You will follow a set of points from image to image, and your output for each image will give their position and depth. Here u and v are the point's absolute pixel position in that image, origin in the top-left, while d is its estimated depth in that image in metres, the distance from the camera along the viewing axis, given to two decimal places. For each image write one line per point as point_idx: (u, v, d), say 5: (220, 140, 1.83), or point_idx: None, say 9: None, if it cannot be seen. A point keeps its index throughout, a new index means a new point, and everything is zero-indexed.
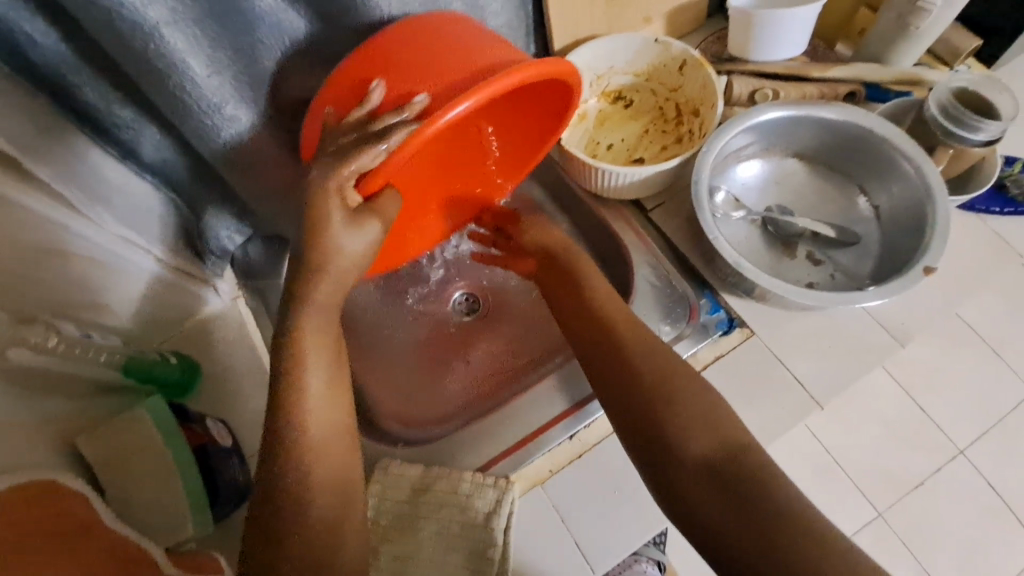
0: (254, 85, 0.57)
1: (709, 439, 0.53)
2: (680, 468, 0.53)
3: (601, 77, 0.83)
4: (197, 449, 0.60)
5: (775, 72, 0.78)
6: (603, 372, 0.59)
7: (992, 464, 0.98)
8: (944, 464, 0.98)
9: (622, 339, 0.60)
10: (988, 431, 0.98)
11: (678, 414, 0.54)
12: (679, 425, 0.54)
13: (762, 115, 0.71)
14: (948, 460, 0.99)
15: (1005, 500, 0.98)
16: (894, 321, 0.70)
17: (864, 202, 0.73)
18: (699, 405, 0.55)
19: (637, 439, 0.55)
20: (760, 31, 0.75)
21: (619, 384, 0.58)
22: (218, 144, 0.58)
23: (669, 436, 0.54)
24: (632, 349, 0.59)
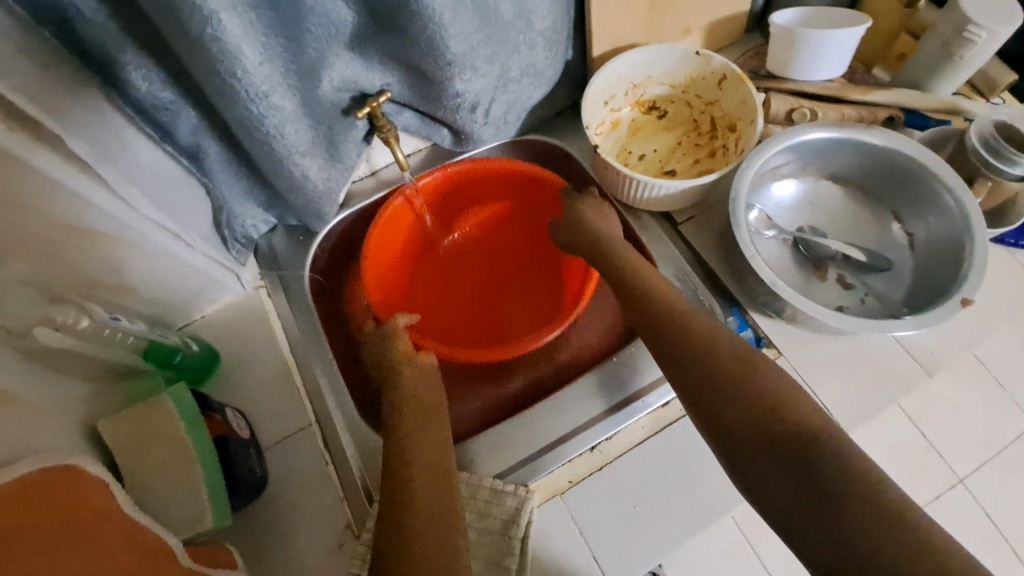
0: (299, 73, 0.57)
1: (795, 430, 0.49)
2: (755, 458, 0.49)
3: (638, 86, 0.82)
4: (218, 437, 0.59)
5: (815, 92, 0.77)
6: (679, 360, 0.56)
7: (990, 495, 0.97)
8: (942, 492, 0.98)
9: (697, 337, 0.56)
10: (986, 462, 0.96)
11: (750, 405, 0.51)
12: (761, 416, 0.50)
13: (804, 135, 0.70)
14: (946, 489, 0.98)
15: (1002, 530, 0.97)
16: (922, 350, 0.69)
17: (897, 229, 0.73)
18: (785, 396, 0.51)
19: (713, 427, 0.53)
20: (802, 51, 0.75)
21: (681, 373, 0.56)
22: (259, 131, 0.57)
23: (738, 422, 0.51)
24: (710, 347, 0.55)
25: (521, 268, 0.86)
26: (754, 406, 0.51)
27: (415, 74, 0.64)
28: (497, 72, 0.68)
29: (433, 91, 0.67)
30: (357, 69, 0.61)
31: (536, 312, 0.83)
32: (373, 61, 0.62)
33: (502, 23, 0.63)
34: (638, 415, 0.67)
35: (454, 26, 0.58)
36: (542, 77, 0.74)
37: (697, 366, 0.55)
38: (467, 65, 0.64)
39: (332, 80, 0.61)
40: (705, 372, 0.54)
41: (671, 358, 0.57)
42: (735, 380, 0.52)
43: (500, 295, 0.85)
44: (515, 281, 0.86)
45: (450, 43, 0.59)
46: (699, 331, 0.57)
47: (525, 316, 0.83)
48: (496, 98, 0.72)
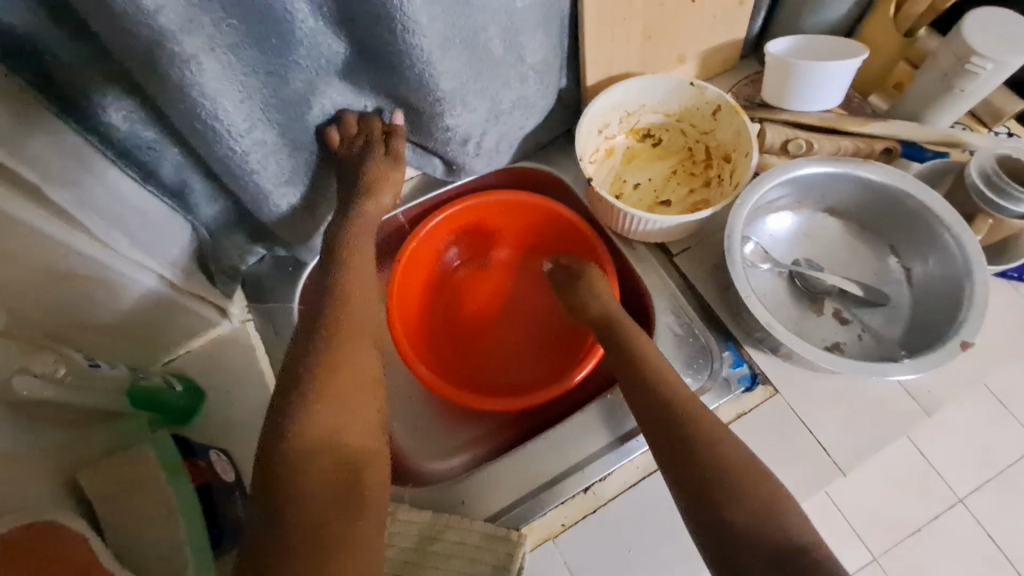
0: (285, 108, 0.56)
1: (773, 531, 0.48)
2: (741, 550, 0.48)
3: (632, 114, 0.81)
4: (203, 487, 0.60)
5: (811, 123, 0.76)
6: (665, 438, 0.56)
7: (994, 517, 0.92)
8: (942, 512, 0.94)
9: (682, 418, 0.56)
10: (989, 480, 0.91)
11: (734, 493, 0.51)
12: (744, 512, 0.50)
13: (799, 170, 0.70)
14: (947, 509, 0.94)
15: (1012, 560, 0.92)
16: (921, 388, 0.68)
17: (895, 263, 0.72)
18: (765, 495, 0.50)
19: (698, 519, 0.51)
20: (798, 81, 0.74)
21: (671, 446, 0.55)
22: (240, 168, 0.57)
23: (721, 504, 0.50)
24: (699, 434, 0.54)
25: (542, 291, 0.87)
26: (739, 489, 0.51)
27: (402, 105, 0.63)
28: (489, 106, 0.67)
29: (424, 124, 0.66)
30: (348, 97, 0.61)
31: (552, 338, 0.85)
32: (364, 90, 0.61)
33: (492, 59, 0.62)
34: (632, 455, 0.66)
35: (443, 65, 0.58)
36: (535, 108, 0.73)
37: (684, 442, 0.54)
38: (457, 100, 0.63)
39: (301, 106, 0.58)
40: (692, 449, 0.54)
41: (660, 426, 0.56)
42: (725, 462, 0.52)
43: (518, 318, 0.86)
44: (529, 306, 0.87)
45: (439, 81, 0.59)
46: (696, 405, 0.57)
47: (542, 342, 0.85)
48: (488, 131, 0.71)
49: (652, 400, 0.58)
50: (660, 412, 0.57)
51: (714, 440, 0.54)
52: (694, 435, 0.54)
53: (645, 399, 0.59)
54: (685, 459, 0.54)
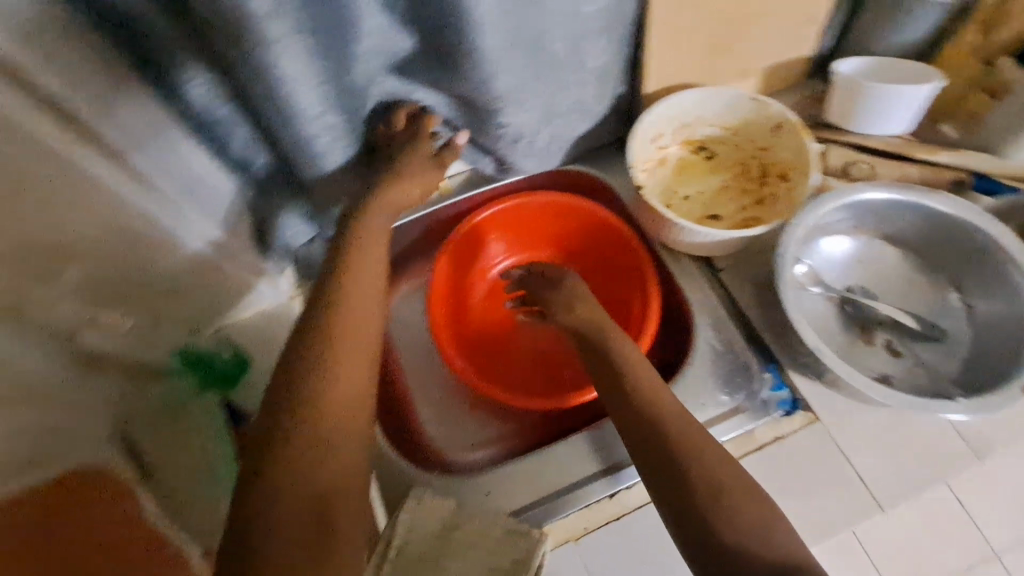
0: (349, 96, 0.58)
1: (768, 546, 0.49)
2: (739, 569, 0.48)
3: (689, 125, 0.81)
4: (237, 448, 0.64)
5: (879, 147, 0.75)
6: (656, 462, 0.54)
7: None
8: (979, 562, 0.89)
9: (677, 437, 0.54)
10: None
11: (728, 514, 0.50)
12: (738, 531, 0.49)
13: (862, 195, 0.68)
14: (984, 559, 0.89)
15: None
16: (974, 430, 0.65)
17: (955, 299, 0.69)
18: (757, 511, 0.50)
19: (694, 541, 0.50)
20: (864, 102, 0.72)
21: (660, 472, 0.53)
22: (305, 149, 0.58)
23: (714, 526, 0.50)
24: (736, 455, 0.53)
25: None
26: (733, 517, 0.50)
27: (462, 101, 0.65)
28: (545, 108, 0.68)
29: (477, 120, 0.67)
30: (405, 91, 0.63)
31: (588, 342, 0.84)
32: (422, 86, 0.63)
33: (556, 61, 0.63)
34: None
35: (503, 66, 0.59)
36: (591, 112, 0.74)
37: (677, 472, 0.52)
38: (515, 98, 0.64)
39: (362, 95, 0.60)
40: (683, 471, 0.52)
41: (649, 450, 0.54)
42: (719, 480, 0.51)
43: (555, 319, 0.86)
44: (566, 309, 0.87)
45: (495, 81, 0.61)
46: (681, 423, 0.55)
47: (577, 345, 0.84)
48: (541, 131, 0.72)
49: (636, 430, 0.56)
50: (645, 441, 0.55)
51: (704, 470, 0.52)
52: (686, 465, 0.52)
53: (631, 430, 0.56)
54: (675, 489, 0.52)
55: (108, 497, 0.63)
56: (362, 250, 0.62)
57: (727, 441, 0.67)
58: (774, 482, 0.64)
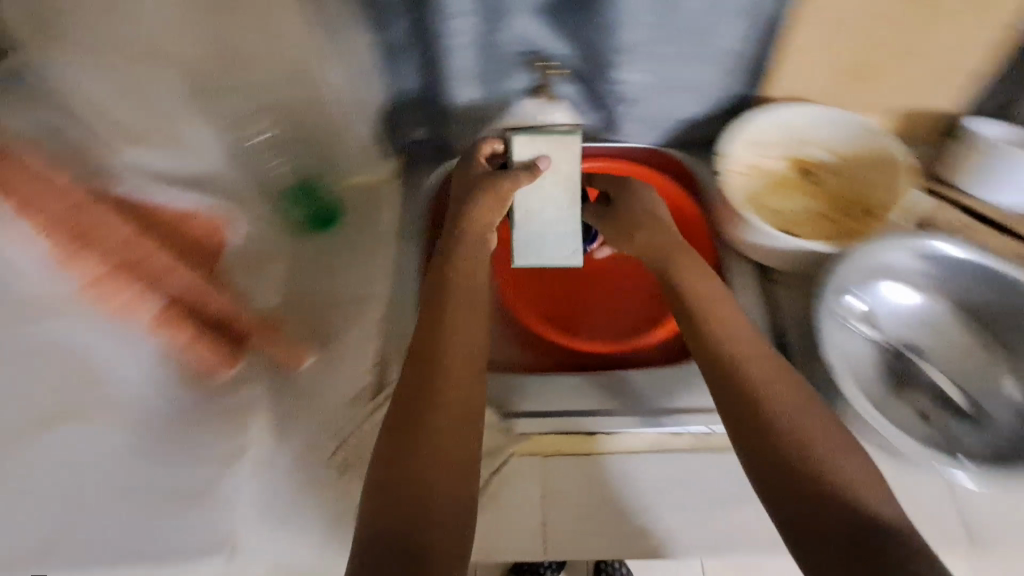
0: (486, 12, 0.66)
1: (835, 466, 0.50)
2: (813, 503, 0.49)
3: (802, 142, 0.80)
4: (517, 265, 0.78)
5: (982, 212, 0.73)
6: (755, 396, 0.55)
7: None
8: None
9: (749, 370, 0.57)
10: None
11: (804, 452, 0.51)
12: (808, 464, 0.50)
13: (939, 246, 0.67)
14: None
15: None
16: (989, 520, 0.60)
17: (1011, 385, 0.65)
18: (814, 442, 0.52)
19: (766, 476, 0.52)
20: (990, 167, 0.70)
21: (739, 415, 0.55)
22: (440, 46, 0.69)
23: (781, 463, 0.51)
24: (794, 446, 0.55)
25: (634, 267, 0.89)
26: (801, 488, 0.50)
27: (589, 56, 0.71)
28: (661, 75, 0.73)
29: (598, 71, 0.73)
30: (539, 34, 0.69)
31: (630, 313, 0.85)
32: (557, 32, 0.68)
33: (683, 30, 0.67)
34: (647, 429, 0.70)
35: (631, 17, 0.66)
36: (706, 97, 0.77)
37: (766, 433, 0.53)
38: (635, 60, 0.71)
39: (497, 18, 0.66)
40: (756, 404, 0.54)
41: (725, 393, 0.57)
42: (780, 415, 0.53)
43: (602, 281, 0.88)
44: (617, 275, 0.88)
45: (622, 32, 0.67)
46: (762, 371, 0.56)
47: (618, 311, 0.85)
48: (656, 99, 0.77)
49: (732, 377, 0.57)
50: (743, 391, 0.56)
51: (802, 443, 0.52)
52: (776, 425, 0.53)
53: (722, 365, 0.58)
54: (781, 465, 0.51)
55: (178, 217, 0.68)
56: (467, 240, 0.69)
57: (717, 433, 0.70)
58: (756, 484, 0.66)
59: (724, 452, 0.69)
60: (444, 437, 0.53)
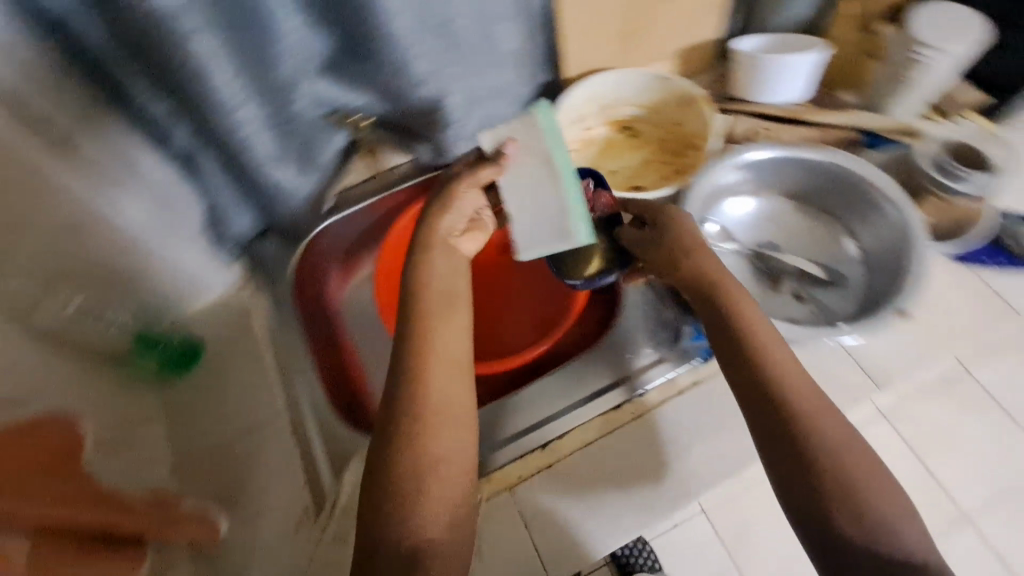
0: (267, 92, 0.62)
1: (832, 430, 0.52)
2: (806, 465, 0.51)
3: (611, 106, 0.86)
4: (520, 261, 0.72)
5: (775, 113, 0.82)
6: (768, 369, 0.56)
7: None
8: None
9: (756, 339, 0.58)
10: None
11: (810, 422, 0.53)
12: (809, 432, 0.52)
13: (750, 153, 0.76)
14: None
15: None
16: (875, 362, 0.69)
17: (850, 244, 0.76)
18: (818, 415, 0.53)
19: (769, 442, 0.54)
20: (761, 75, 0.80)
21: (749, 389, 0.56)
22: (237, 142, 0.63)
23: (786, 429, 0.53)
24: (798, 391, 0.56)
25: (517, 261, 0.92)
26: (815, 505, 0.50)
27: (388, 97, 0.71)
28: (466, 91, 0.73)
29: (405, 106, 0.72)
30: (332, 91, 0.69)
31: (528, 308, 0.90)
32: (347, 84, 0.69)
33: (466, 44, 0.67)
34: (589, 413, 0.72)
35: (416, 48, 0.64)
36: (514, 97, 0.79)
37: (766, 413, 0.54)
38: (436, 85, 0.69)
39: (280, 93, 0.64)
40: (767, 377, 0.55)
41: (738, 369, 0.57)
42: (789, 388, 0.54)
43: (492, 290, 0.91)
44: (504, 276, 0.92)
45: (414, 63, 0.65)
46: (779, 350, 0.57)
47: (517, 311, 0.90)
48: (467, 117, 0.76)
49: (755, 392, 0.55)
50: (765, 405, 0.54)
51: (822, 461, 0.51)
52: (778, 406, 0.54)
53: (738, 364, 0.57)
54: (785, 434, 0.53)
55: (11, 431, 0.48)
56: (437, 255, 0.66)
57: (651, 390, 0.73)
58: (699, 418, 0.70)
59: (663, 405, 0.72)
60: (442, 478, 0.52)
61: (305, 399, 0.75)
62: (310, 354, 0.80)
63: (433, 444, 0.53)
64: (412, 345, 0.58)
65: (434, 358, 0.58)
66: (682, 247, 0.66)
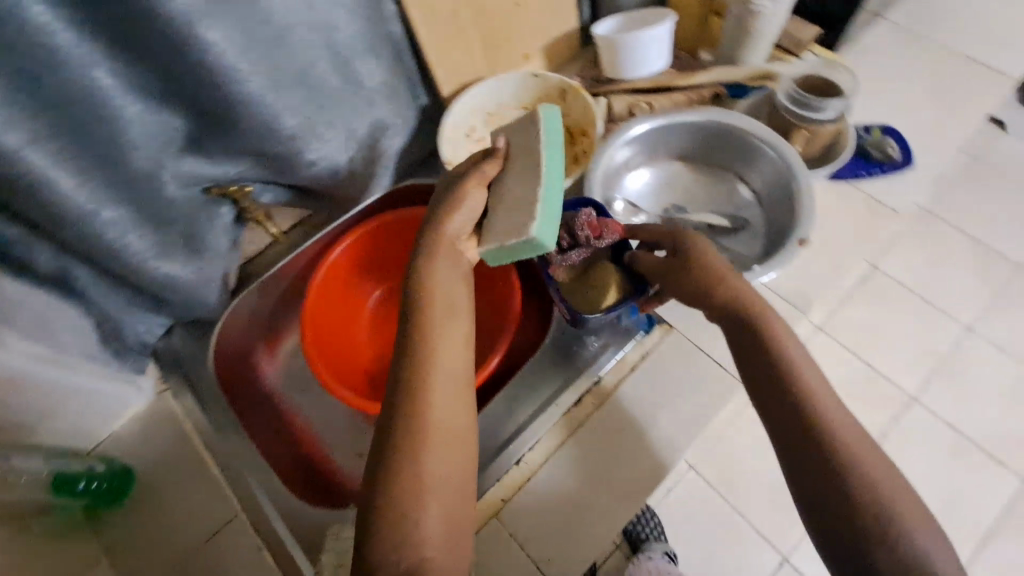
0: (130, 188, 0.59)
1: (848, 427, 0.49)
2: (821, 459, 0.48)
3: (494, 114, 0.86)
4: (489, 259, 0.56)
5: (647, 86, 0.86)
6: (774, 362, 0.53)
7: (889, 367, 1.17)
8: (900, 412, 1.16)
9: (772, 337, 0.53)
10: (933, 376, 1.17)
11: (823, 416, 0.49)
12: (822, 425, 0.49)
13: (634, 128, 0.78)
14: (904, 408, 1.16)
15: (947, 422, 1.15)
16: (791, 291, 0.74)
17: (743, 188, 0.81)
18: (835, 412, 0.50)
19: (780, 429, 0.51)
20: (625, 53, 0.83)
21: (763, 379, 0.53)
22: (111, 246, 0.59)
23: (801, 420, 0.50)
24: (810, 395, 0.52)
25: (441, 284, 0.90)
26: (831, 509, 0.47)
27: (266, 160, 0.67)
28: (345, 135, 0.71)
29: (288, 167, 0.69)
30: (204, 168, 0.65)
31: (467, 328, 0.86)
32: (218, 158, 0.65)
33: (330, 90, 0.66)
34: (553, 418, 0.72)
35: (280, 105, 0.61)
36: (396, 129, 0.77)
37: (782, 403, 0.51)
38: (312, 136, 0.67)
39: (146, 185, 0.60)
40: (777, 368, 0.52)
41: (749, 362, 0.54)
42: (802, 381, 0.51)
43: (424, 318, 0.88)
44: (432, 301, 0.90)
45: (281, 121, 0.62)
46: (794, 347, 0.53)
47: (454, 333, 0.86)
48: (354, 157, 0.75)
49: (777, 395, 0.51)
50: (789, 411, 0.50)
51: (847, 472, 0.47)
52: (794, 398, 0.51)
53: (748, 357, 0.54)
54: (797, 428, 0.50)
55: None
56: (439, 264, 0.55)
57: (606, 375, 0.74)
58: (655, 388, 0.72)
59: (619, 387, 0.73)
60: (442, 516, 0.46)
61: (258, 489, 0.71)
62: (253, 441, 0.74)
63: (433, 459, 0.47)
64: (413, 348, 0.51)
65: (439, 366, 0.51)
66: (710, 275, 0.56)
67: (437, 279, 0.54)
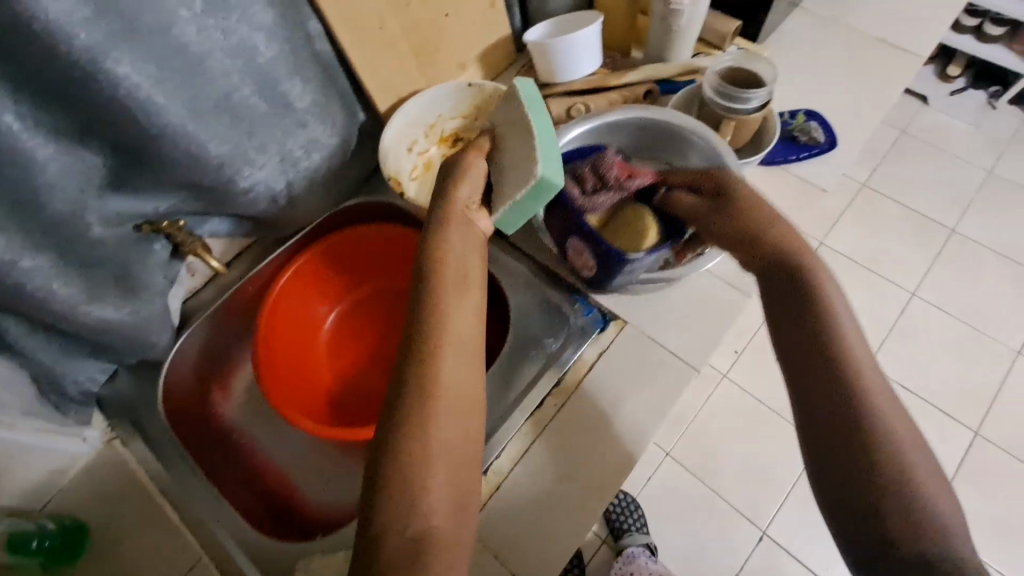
0: (51, 232, 0.56)
1: (881, 385, 0.49)
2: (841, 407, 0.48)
3: (433, 126, 0.85)
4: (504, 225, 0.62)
5: (582, 88, 0.87)
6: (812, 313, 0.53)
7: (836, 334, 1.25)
8: None
9: (818, 295, 0.53)
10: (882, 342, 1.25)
11: (855, 370, 0.49)
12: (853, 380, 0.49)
13: (570, 131, 0.80)
14: None
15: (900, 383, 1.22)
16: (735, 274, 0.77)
17: None
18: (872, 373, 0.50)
19: (802, 374, 0.51)
20: (557, 56, 0.85)
21: (798, 328, 0.53)
22: (34, 293, 0.56)
23: (830, 367, 0.50)
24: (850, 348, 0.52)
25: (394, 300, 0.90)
26: (844, 454, 0.47)
27: (196, 189, 0.65)
28: (279, 158, 0.70)
29: (221, 195, 0.67)
30: (130, 204, 0.62)
31: None
32: (145, 193, 0.63)
33: (258, 114, 0.64)
34: (517, 423, 0.72)
35: (204, 132, 0.60)
36: (334, 148, 0.77)
37: (814, 346, 0.51)
38: (243, 162, 0.66)
39: (67, 228, 0.57)
40: (818, 322, 0.52)
41: (788, 311, 0.54)
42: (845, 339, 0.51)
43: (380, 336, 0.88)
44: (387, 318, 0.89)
45: (207, 149, 0.61)
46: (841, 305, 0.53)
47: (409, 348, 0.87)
48: (292, 180, 0.73)
49: (810, 345, 0.52)
50: (828, 366, 0.50)
51: (873, 421, 0.47)
52: (831, 347, 0.51)
53: (787, 308, 0.54)
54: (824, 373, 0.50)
55: None
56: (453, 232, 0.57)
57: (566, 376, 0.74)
58: (614, 382, 0.73)
59: (580, 385, 0.74)
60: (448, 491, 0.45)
61: (218, 527, 0.68)
62: (210, 481, 0.72)
63: (444, 428, 0.47)
64: (425, 317, 0.51)
65: (453, 338, 0.51)
66: (753, 222, 0.59)
67: (451, 249, 0.56)
